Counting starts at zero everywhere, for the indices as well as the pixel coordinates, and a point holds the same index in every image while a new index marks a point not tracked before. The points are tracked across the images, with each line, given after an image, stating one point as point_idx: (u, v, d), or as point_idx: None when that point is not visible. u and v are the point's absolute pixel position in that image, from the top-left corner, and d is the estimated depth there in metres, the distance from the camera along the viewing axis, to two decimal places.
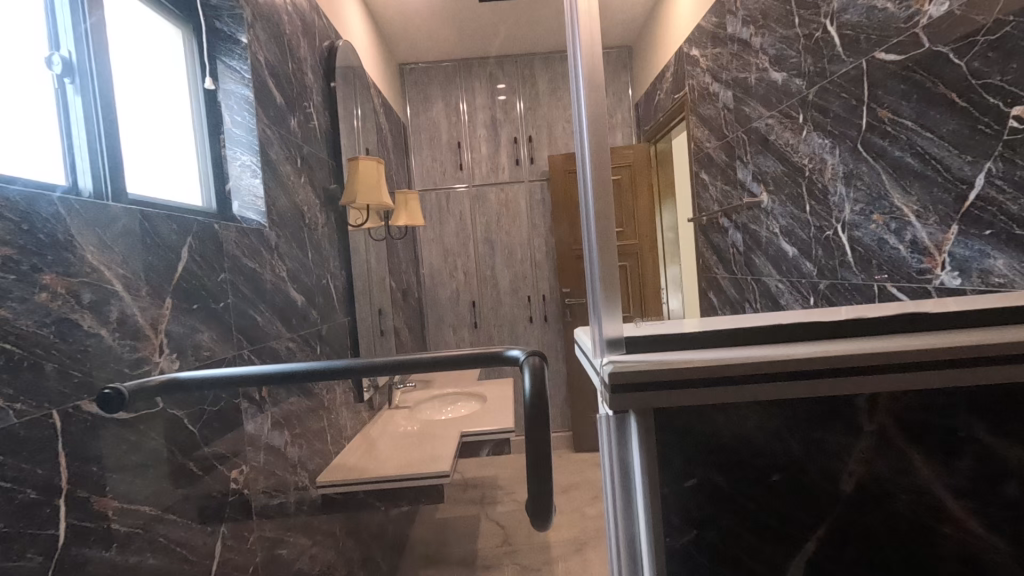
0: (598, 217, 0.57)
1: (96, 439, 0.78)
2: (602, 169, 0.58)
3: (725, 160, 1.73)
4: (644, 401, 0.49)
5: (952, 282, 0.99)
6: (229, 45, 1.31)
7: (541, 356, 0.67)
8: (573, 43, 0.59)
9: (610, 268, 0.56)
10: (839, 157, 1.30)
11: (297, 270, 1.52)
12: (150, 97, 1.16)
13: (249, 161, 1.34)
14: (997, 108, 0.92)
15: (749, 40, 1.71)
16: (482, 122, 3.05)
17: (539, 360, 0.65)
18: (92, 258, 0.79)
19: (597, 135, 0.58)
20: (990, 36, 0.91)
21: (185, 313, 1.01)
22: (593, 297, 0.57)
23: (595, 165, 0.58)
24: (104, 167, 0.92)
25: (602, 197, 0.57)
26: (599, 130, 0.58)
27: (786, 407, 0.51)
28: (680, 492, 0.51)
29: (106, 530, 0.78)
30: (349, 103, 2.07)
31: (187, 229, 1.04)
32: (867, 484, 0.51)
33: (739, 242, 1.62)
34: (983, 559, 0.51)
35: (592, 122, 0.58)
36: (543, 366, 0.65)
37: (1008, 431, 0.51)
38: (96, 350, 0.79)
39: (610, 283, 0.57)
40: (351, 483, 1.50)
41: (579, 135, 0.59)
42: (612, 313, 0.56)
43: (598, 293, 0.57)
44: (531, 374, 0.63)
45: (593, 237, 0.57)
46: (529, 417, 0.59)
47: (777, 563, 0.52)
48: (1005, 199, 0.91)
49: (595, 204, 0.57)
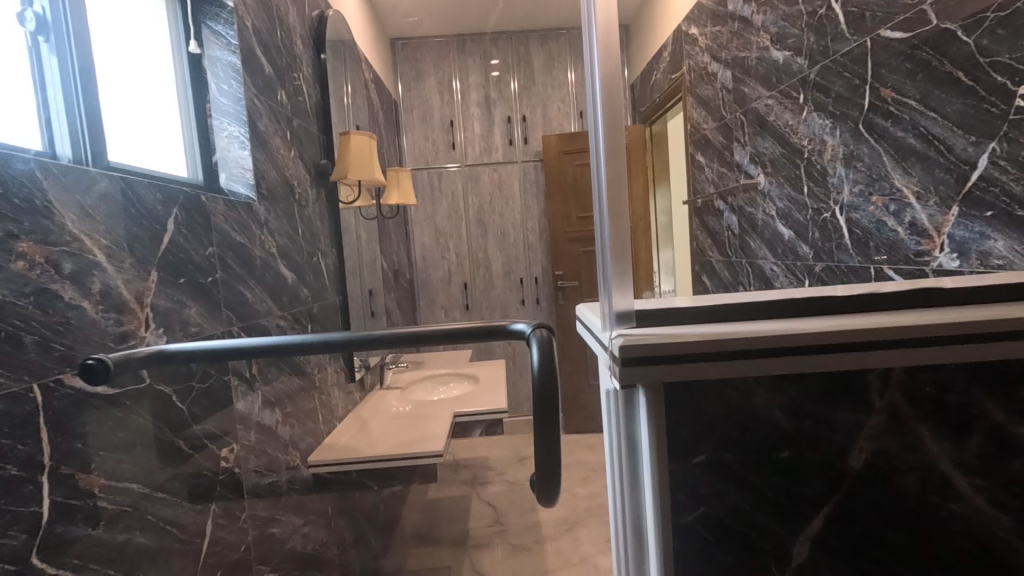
0: (609, 184, 0.55)
1: (81, 415, 0.75)
2: (615, 138, 0.55)
3: (722, 143, 1.79)
4: (654, 375, 0.47)
5: (950, 264, 0.96)
6: (214, 9, 1.26)
7: (547, 329, 0.65)
8: (586, 5, 0.55)
9: (619, 240, 0.55)
10: (839, 137, 1.27)
11: (287, 246, 1.49)
12: (129, 60, 1.10)
13: (238, 132, 1.29)
14: (1005, 87, 0.90)
15: (751, 17, 1.66)
16: (475, 100, 2.98)
17: (547, 332, 0.64)
18: (72, 225, 0.76)
19: (612, 99, 0.55)
20: (1001, 13, 0.88)
21: (172, 287, 0.97)
22: (603, 270, 0.55)
23: (608, 132, 0.55)
24: (82, 130, 0.87)
25: (615, 164, 0.55)
26: (612, 93, 0.55)
27: (798, 383, 0.50)
28: (688, 469, 0.50)
29: (93, 508, 0.76)
30: (339, 77, 2.01)
31: (173, 200, 1.00)
32: (875, 461, 0.51)
33: (733, 225, 1.68)
34: (987, 535, 0.51)
35: (606, 87, 0.55)
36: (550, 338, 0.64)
37: (1018, 409, 0.50)
38: (78, 323, 0.75)
39: (620, 255, 0.55)
40: (342, 462, 1.47)
41: (591, 101, 0.56)
42: (624, 284, 0.54)
43: (608, 267, 0.55)
44: (539, 345, 0.62)
45: (604, 206, 0.56)
46: (536, 390, 0.58)
47: (783, 540, 0.51)
48: (1008, 178, 0.90)
49: (608, 173, 0.55)
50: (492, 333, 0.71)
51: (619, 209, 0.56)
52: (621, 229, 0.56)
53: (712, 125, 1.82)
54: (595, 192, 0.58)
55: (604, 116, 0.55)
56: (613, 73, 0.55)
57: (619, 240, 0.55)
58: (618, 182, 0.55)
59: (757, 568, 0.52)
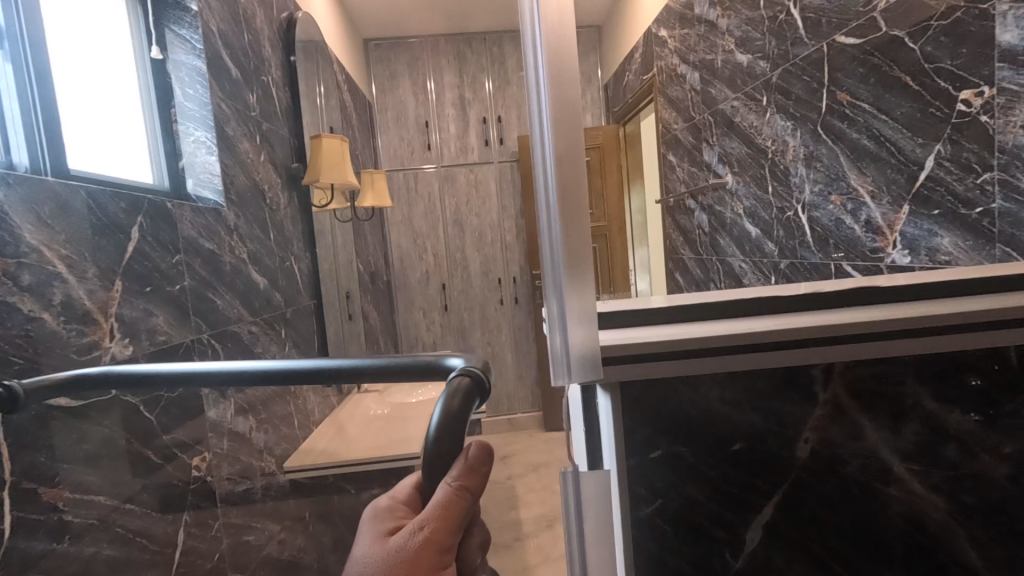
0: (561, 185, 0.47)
1: (46, 429, 0.74)
2: (567, 113, 0.47)
3: (693, 142, 1.56)
4: (609, 374, 0.50)
5: (902, 260, 0.97)
6: (178, 13, 1.25)
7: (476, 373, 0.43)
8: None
9: (574, 255, 0.47)
10: (799, 139, 1.19)
11: (258, 251, 1.47)
12: (90, 64, 1.08)
13: (204, 137, 1.27)
14: (947, 92, 0.92)
15: (716, 21, 1.52)
16: (450, 100, 3.00)
17: (469, 380, 0.42)
18: (30, 237, 0.75)
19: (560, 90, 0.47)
20: (943, 22, 0.91)
21: (138, 296, 0.96)
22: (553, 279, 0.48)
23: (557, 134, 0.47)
24: (41, 137, 0.86)
25: (564, 142, 0.47)
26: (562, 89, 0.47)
27: (745, 379, 0.52)
28: (646, 462, 0.52)
29: (58, 522, 0.75)
30: (311, 79, 2.00)
31: (137, 207, 0.99)
32: (820, 450, 0.54)
33: (703, 224, 1.42)
34: (925, 516, 0.55)
35: (551, 54, 0.46)
36: (473, 389, 0.41)
37: (949, 398, 0.54)
38: (40, 335, 0.74)
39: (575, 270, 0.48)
40: (322, 467, 1.44)
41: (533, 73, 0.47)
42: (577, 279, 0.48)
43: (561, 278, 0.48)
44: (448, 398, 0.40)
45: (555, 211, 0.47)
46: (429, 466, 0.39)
47: (736, 528, 0.54)
48: (952, 178, 0.93)
49: (556, 151, 0.47)
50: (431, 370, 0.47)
51: (571, 192, 0.47)
52: (578, 217, 0.48)
53: (681, 125, 1.58)
54: (539, 177, 0.48)
55: (547, 85, 0.47)
56: (560, 56, 0.47)
57: (569, 238, 0.47)
58: (570, 161, 0.47)
59: (712, 557, 0.54)
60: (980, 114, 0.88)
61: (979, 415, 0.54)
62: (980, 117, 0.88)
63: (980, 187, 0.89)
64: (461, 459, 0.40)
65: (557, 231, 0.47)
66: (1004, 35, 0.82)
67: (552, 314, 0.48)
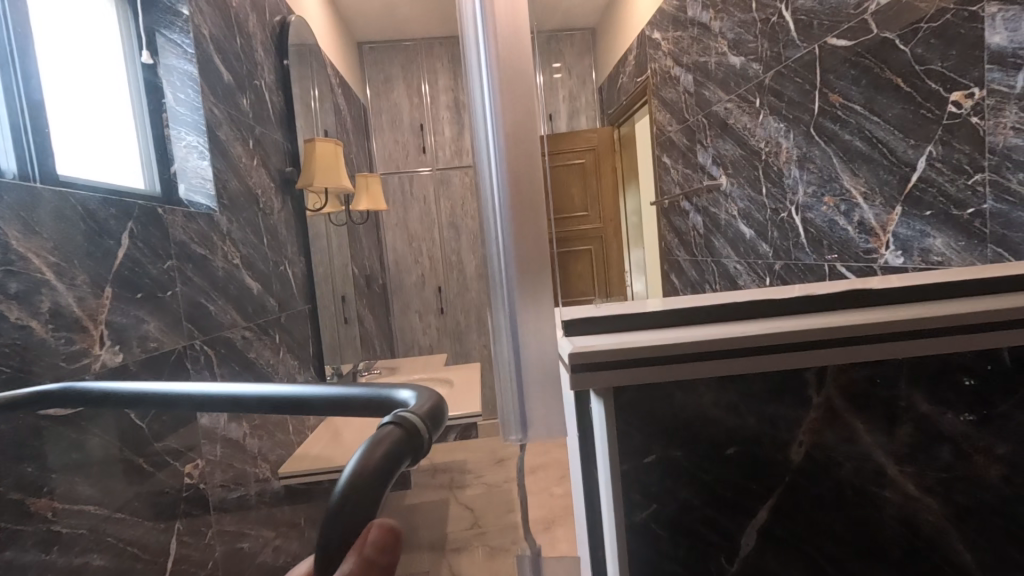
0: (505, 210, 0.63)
1: (35, 438, 0.73)
2: (515, 149, 0.62)
3: (687, 144, 1.59)
4: (601, 380, 0.49)
5: (896, 261, 0.93)
6: (169, 17, 1.24)
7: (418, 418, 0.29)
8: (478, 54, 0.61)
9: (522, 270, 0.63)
10: (793, 140, 1.20)
11: (252, 256, 1.46)
12: (77, 68, 1.07)
13: (196, 141, 1.27)
14: (938, 94, 0.89)
15: (709, 23, 1.54)
16: (445, 104, 2.92)
17: (404, 424, 0.28)
18: (18, 244, 0.74)
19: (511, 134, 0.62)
20: (933, 24, 0.88)
21: (128, 303, 0.95)
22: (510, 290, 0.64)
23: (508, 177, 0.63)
24: (29, 142, 0.85)
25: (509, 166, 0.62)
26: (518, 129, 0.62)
27: (740, 383, 0.52)
28: (639, 467, 0.52)
29: (46, 532, 0.74)
30: (305, 84, 2.00)
31: (127, 213, 0.98)
32: (814, 454, 0.54)
33: (697, 225, 1.49)
34: (920, 519, 0.55)
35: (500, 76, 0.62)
36: (410, 433, 0.28)
37: (943, 399, 0.54)
38: (27, 343, 0.74)
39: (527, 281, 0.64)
40: (318, 473, 1.40)
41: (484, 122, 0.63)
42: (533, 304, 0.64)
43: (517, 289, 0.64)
44: (376, 443, 0.26)
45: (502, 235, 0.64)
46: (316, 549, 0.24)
47: (731, 533, 0.54)
48: (945, 178, 0.89)
49: (506, 185, 0.62)
50: (362, 406, 0.32)
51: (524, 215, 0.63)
52: (530, 234, 0.64)
53: (674, 126, 1.61)
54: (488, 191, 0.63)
55: (496, 123, 0.62)
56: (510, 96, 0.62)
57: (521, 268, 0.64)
58: (522, 193, 0.63)
59: (707, 562, 0.54)
60: (971, 115, 0.85)
61: (973, 416, 0.55)
62: (970, 118, 0.85)
63: (971, 188, 0.86)
64: (365, 537, 0.25)
65: (512, 247, 0.63)
66: (993, 37, 0.80)
67: (502, 323, 0.65)
